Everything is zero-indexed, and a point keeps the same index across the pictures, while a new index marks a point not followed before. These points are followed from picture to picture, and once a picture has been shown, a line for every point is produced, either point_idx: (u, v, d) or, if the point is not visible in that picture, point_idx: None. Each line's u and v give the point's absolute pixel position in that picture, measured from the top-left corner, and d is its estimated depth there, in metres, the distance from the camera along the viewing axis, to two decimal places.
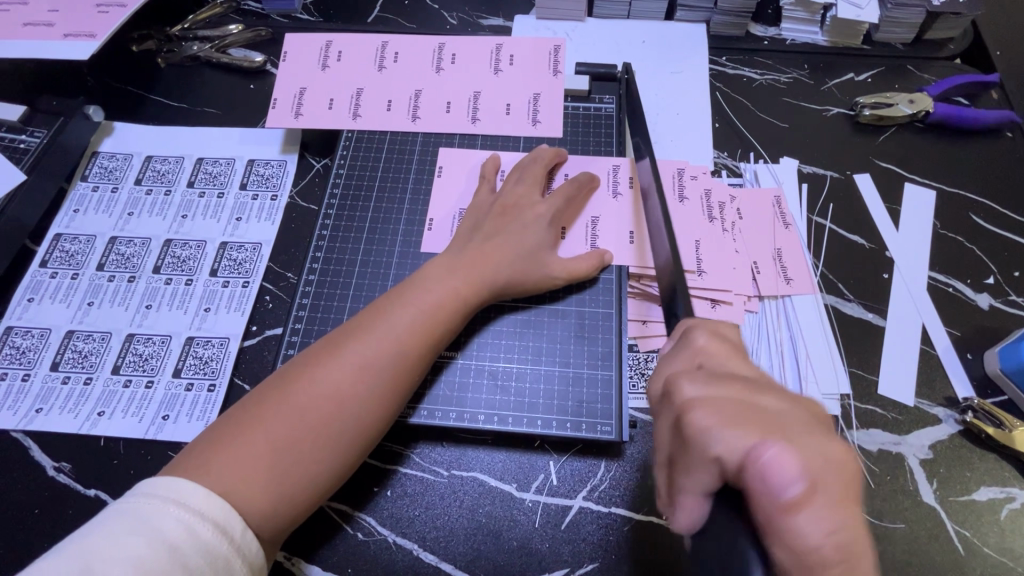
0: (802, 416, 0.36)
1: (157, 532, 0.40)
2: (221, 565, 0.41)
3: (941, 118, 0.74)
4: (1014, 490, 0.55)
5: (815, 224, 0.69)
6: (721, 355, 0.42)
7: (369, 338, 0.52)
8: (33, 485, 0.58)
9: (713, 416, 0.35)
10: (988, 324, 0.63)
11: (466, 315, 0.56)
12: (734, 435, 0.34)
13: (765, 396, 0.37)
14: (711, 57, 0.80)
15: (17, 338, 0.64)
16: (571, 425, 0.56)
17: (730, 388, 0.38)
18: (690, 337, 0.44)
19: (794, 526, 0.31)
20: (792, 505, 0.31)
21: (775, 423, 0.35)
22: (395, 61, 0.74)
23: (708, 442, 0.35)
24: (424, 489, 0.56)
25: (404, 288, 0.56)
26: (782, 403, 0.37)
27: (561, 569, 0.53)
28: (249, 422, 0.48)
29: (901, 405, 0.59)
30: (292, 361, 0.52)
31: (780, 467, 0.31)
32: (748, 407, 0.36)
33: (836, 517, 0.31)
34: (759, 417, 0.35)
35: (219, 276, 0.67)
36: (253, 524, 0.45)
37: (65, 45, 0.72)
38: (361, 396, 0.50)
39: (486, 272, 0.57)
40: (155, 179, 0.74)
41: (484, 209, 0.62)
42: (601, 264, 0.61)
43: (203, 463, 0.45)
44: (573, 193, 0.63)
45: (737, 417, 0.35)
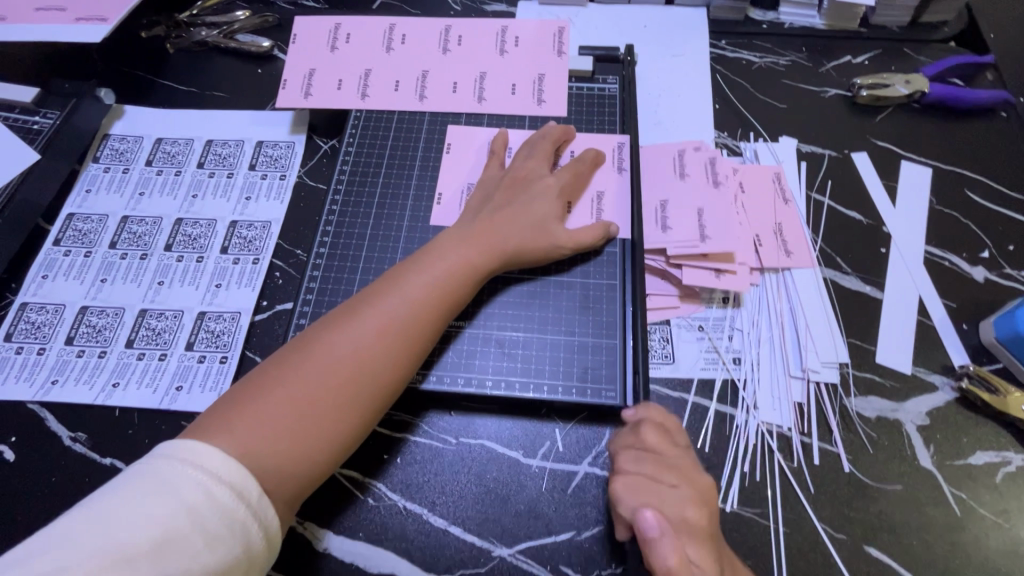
0: (687, 492, 0.48)
1: (176, 495, 0.40)
2: (238, 528, 0.42)
3: (937, 98, 0.75)
4: (1009, 454, 0.56)
5: (814, 200, 0.70)
6: (655, 441, 0.51)
7: (387, 303, 0.53)
8: (50, 454, 0.59)
9: (621, 485, 0.49)
10: (983, 296, 0.64)
11: (477, 282, 0.58)
12: (629, 501, 0.48)
13: (668, 471, 0.50)
14: (711, 41, 0.82)
15: (32, 314, 0.65)
16: (576, 390, 0.57)
17: (643, 462, 0.50)
18: (638, 424, 0.52)
19: (652, 559, 0.44)
20: (649, 543, 0.45)
21: (665, 494, 0.48)
22: (401, 43, 0.75)
23: (618, 502, 0.49)
24: (433, 456, 0.57)
25: (418, 257, 0.57)
26: (678, 478, 0.49)
27: (568, 531, 0.54)
28: (268, 384, 0.49)
29: (899, 374, 0.60)
30: (311, 327, 0.54)
31: (647, 518, 0.45)
32: (653, 481, 0.49)
33: (681, 555, 0.44)
34: (653, 487, 0.49)
35: (230, 253, 0.69)
36: (274, 484, 0.46)
37: (77, 28, 0.73)
38: (379, 360, 0.51)
39: (494, 241, 0.58)
40: (165, 160, 0.75)
41: (493, 184, 0.64)
42: (605, 235, 0.62)
43: (228, 425, 0.47)
44: (581, 170, 0.65)
45: (637, 487, 0.49)
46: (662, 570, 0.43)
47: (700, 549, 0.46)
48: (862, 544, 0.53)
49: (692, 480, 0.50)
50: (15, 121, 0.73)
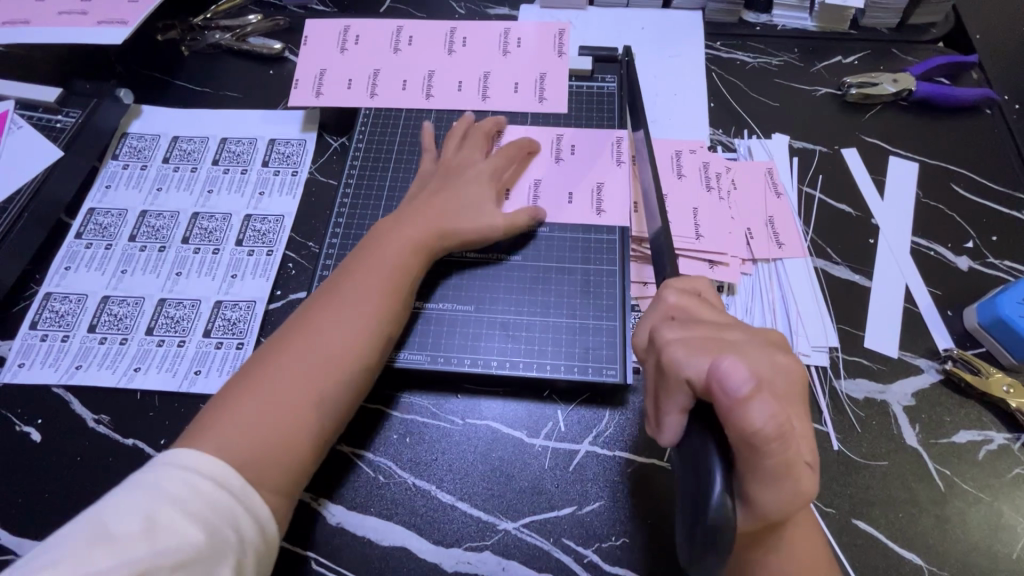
0: (759, 342, 0.42)
1: (156, 488, 0.43)
2: (224, 511, 0.44)
3: (923, 95, 0.78)
4: (992, 432, 0.59)
5: (805, 193, 0.73)
6: (690, 304, 0.47)
7: (341, 296, 0.56)
8: (75, 435, 0.62)
9: (681, 348, 0.41)
10: (967, 284, 0.67)
11: (423, 262, 0.61)
12: (700, 359, 0.40)
13: (727, 330, 0.43)
14: (706, 42, 0.85)
15: (56, 303, 0.68)
16: (578, 370, 0.60)
17: (696, 325, 0.44)
18: (663, 292, 0.49)
19: (747, 418, 0.35)
20: (745, 401, 0.36)
21: (734, 346, 0.41)
22: (409, 44, 0.78)
23: (680, 366, 0.40)
24: (440, 436, 0.60)
25: (369, 250, 0.60)
26: (741, 334, 0.43)
27: (570, 506, 0.56)
28: (240, 387, 0.51)
29: (886, 357, 0.63)
30: (274, 334, 0.56)
31: (734, 372, 0.36)
32: (716, 340, 0.42)
33: (780, 409, 0.36)
34: (714, 343, 0.41)
35: (244, 245, 0.72)
36: (265, 471, 0.48)
37: (98, 31, 0.77)
38: (340, 346, 0.54)
39: (439, 223, 0.61)
40: (182, 157, 0.79)
41: (428, 173, 0.67)
42: (536, 219, 0.65)
43: (204, 431, 0.49)
44: (514, 153, 0.68)
45: (702, 345, 0.41)
46: (762, 429, 0.35)
47: (793, 406, 0.39)
48: (851, 518, 0.55)
49: (755, 335, 0.43)
50: (39, 120, 0.76)
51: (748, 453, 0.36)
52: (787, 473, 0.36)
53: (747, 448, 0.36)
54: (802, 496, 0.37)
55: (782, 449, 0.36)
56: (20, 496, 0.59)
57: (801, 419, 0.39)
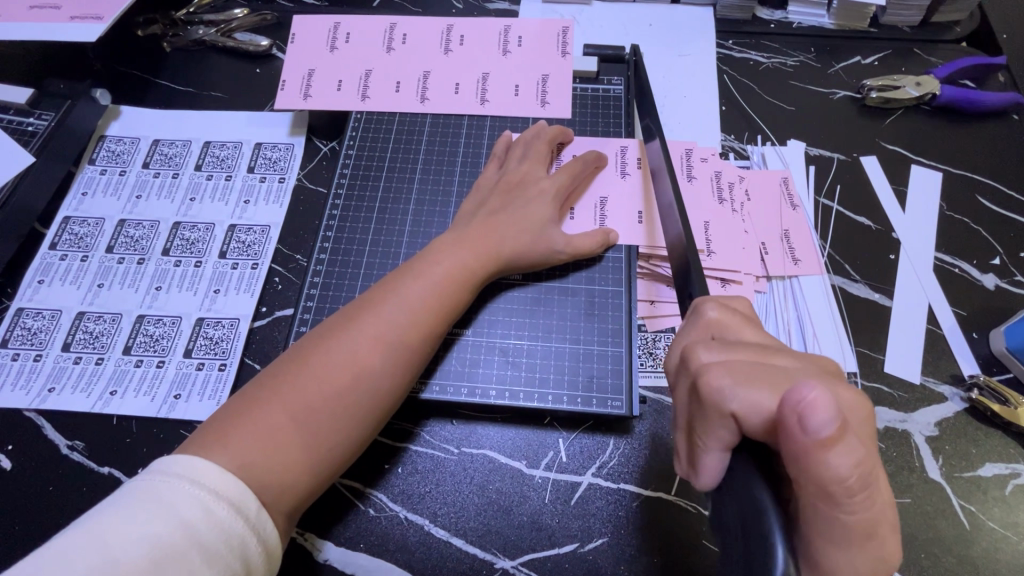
0: (811, 370, 0.38)
1: (172, 509, 0.40)
2: (236, 542, 0.41)
3: (948, 100, 0.74)
4: (1019, 466, 0.56)
5: (822, 206, 0.69)
6: (730, 323, 0.43)
7: (383, 310, 0.53)
8: (46, 463, 0.58)
9: (725, 375, 0.37)
10: (994, 304, 0.63)
11: (473, 288, 0.57)
12: (751, 392, 0.36)
13: (775, 356, 0.40)
14: (718, 41, 0.80)
15: (28, 320, 0.65)
16: (581, 400, 0.57)
17: (739, 350, 0.40)
18: (701, 308, 0.45)
19: (829, 465, 0.31)
20: (827, 443, 0.31)
21: (787, 376, 0.37)
22: (403, 43, 0.73)
23: (724, 398, 0.36)
24: (434, 466, 0.57)
25: (415, 262, 0.56)
26: (792, 361, 0.39)
27: (571, 543, 0.53)
28: (265, 394, 0.48)
29: (907, 384, 0.59)
30: (306, 336, 0.53)
31: (819, 407, 0.31)
32: (763, 369, 0.38)
33: (863, 453, 0.32)
34: (761, 372, 0.38)
35: (228, 258, 0.68)
36: (272, 498, 0.45)
37: (71, 27, 0.72)
38: (377, 367, 0.51)
39: (491, 245, 0.57)
40: (162, 162, 0.74)
41: (489, 188, 0.63)
42: (606, 242, 0.61)
43: (223, 437, 0.46)
44: (578, 169, 0.63)
45: (747, 372, 0.37)
46: (845, 478, 0.31)
47: (870, 449, 0.34)
48: None
49: (806, 362, 0.39)
50: (9, 122, 0.71)
51: (824, 505, 0.32)
52: (868, 535, 0.32)
53: (824, 499, 0.32)
54: (875, 557, 0.33)
55: (866, 500, 0.32)
56: None
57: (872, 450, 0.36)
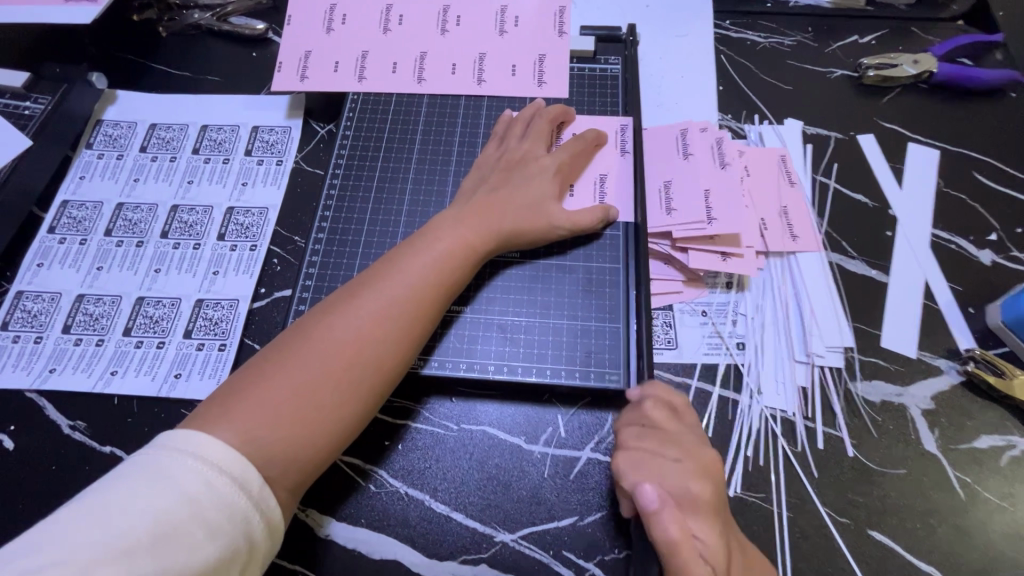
0: (690, 466, 0.48)
1: (176, 485, 0.40)
2: (240, 519, 0.41)
3: (945, 78, 0.74)
4: (1014, 437, 0.56)
5: (819, 183, 0.69)
6: (664, 418, 0.50)
7: (384, 286, 0.53)
8: (49, 443, 0.58)
9: (623, 461, 0.49)
10: (990, 279, 0.64)
11: (474, 264, 0.57)
12: (631, 476, 0.48)
13: (672, 444, 0.49)
14: (715, 21, 0.80)
15: (28, 303, 0.65)
16: (580, 374, 0.57)
17: (646, 437, 0.50)
18: (642, 400, 0.52)
19: (653, 531, 0.44)
20: (648, 516, 0.45)
21: (664, 468, 0.48)
22: (399, 24, 0.73)
23: (619, 478, 0.49)
24: (434, 443, 0.57)
25: (415, 240, 0.57)
26: (680, 452, 0.49)
27: (571, 516, 0.54)
28: (268, 372, 0.49)
29: (904, 358, 0.60)
30: (307, 314, 0.53)
31: (648, 493, 0.45)
32: (657, 456, 0.49)
33: (684, 527, 0.44)
34: (652, 464, 0.48)
35: (227, 240, 0.68)
36: (277, 472, 0.46)
37: (67, 10, 0.72)
38: (378, 342, 0.51)
39: (490, 220, 0.58)
40: (160, 146, 0.74)
41: (491, 167, 0.63)
42: (605, 218, 0.61)
43: (228, 414, 0.46)
44: (580, 149, 0.64)
45: (639, 458, 0.49)
46: (667, 541, 0.44)
47: (704, 526, 0.45)
48: (866, 528, 0.53)
49: (693, 453, 0.49)
50: (5, 106, 0.71)
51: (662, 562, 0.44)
52: None
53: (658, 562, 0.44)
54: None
55: (688, 556, 0.43)
56: None
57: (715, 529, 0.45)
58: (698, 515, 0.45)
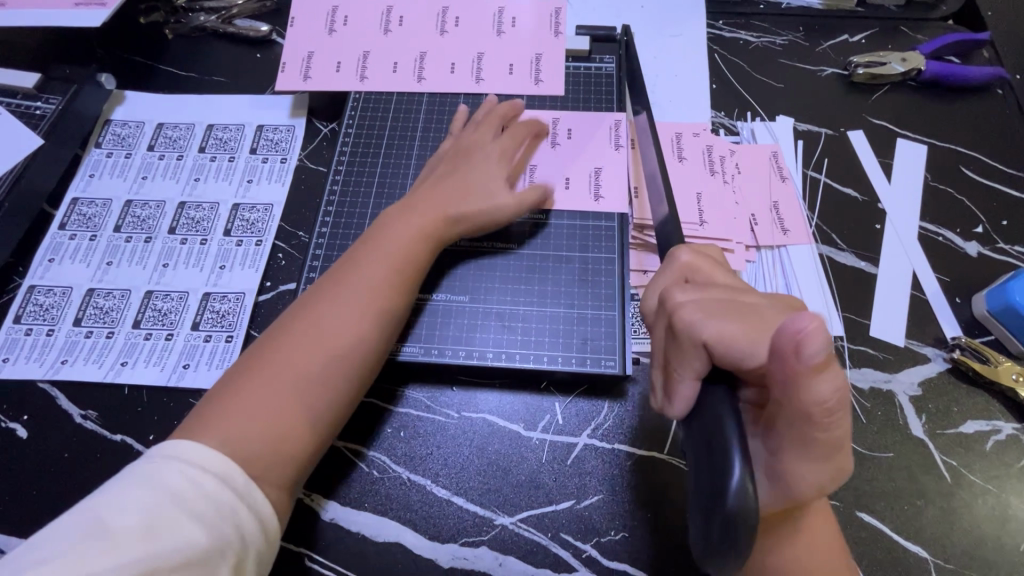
0: (780, 306, 0.40)
1: (160, 484, 0.42)
2: (226, 511, 0.42)
3: (933, 75, 0.75)
4: (1000, 422, 0.58)
5: (810, 178, 0.71)
6: (708, 266, 0.46)
7: (344, 283, 0.55)
8: (62, 432, 0.60)
9: (697, 311, 0.39)
10: (977, 270, 0.65)
11: (435, 252, 0.59)
12: (718, 323, 0.38)
13: (747, 294, 0.41)
14: (708, 21, 0.82)
15: (40, 297, 0.66)
16: (576, 362, 0.58)
17: (711, 290, 0.42)
18: (676, 255, 0.47)
19: (812, 388, 0.32)
20: (817, 370, 0.31)
21: (758, 312, 0.39)
22: (400, 25, 0.75)
23: (695, 328, 0.38)
24: (435, 430, 0.59)
25: (371, 236, 0.59)
26: (761, 297, 0.41)
27: (568, 500, 0.55)
28: (241, 378, 0.50)
29: (893, 347, 0.61)
30: (274, 322, 0.55)
31: (815, 337, 0.31)
32: (736, 304, 0.40)
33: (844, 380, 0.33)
34: (738, 311, 0.39)
35: (233, 236, 0.70)
36: (263, 466, 0.47)
37: (77, 13, 0.74)
38: (345, 331, 0.53)
39: (440, 207, 0.59)
40: (167, 145, 0.76)
41: (440, 155, 0.65)
42: (543, 200, 0.63)
43: (206, 421, 0.47)
44: (521, 135, 0.66)
45: (715, 307, 0.39)
46: (825, 401, 0.32)
47: None
48: (855, 510, 0.54)
49: (775, 299, 0.41)
50: (17, 106, 0.73)
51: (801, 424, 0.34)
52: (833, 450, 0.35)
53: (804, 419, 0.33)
54: (840, 474, 0.36)
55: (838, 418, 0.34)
56: (6, 494, 0.58)
57: None
58: None
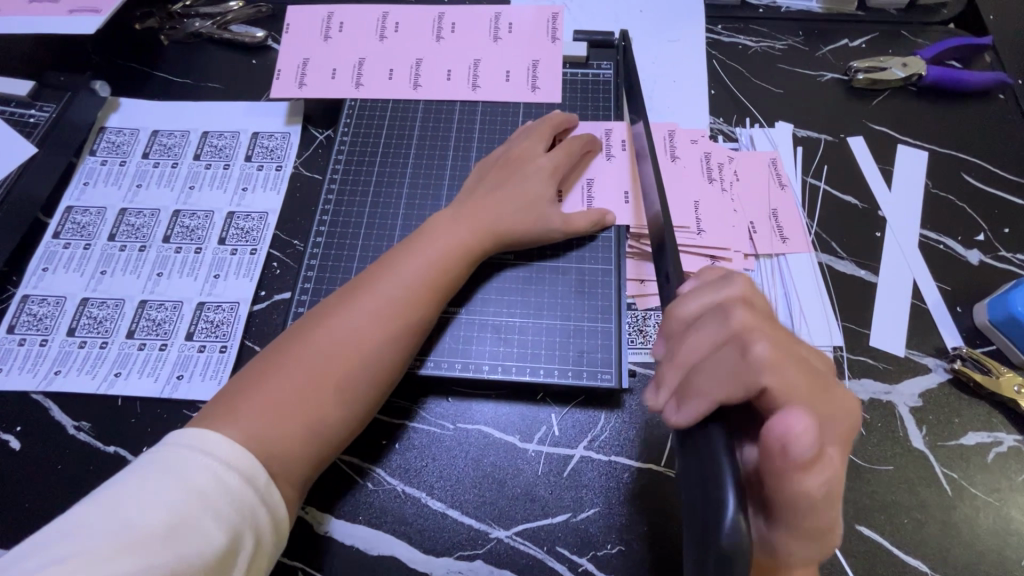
0: (822, 373, 0.40)
1: (186, 479, 0.41)
2: (247, 511, 0.42)
3: (934, 80, 0.75)
4: (1001, 434, 0.57)
5: (809, 185, 0.70)
6: (761, 298, 0.43)
7: (382, 287, 0.54)
8: (54, 444, 0.60)
9: (767, 351, 0.37)
10: (978, 279, 0.64)
11: (473, 262, 0.59)
12: (780, 374, 0.37)
13: (800, 348, 0.41)
14: (707, 26, 0.81)
15: (34, 306, 0.66)
16: (572, 374, 0.58)
17: (776, 328, 0.40)
18: (730, 277, 0.42)
19: (802, 486, 0.33)
20: (805, 466, 0.33)
21: (808, 375, 0.38)
22: (395, 31, 0.75)
23: (762, 372, 0.37)
24: (430, 442, 0.58)
25: (415, 240, 0.58)
26: (811, 358, 0.41)
27: (564, 513, 0.55)
28: (271, 372, 0.50)
29: (893, 356, 0.61)
30: (308, 315, 0.54)
31: (804, 438, 0.32)
32: (791, 356, 0.39)
33: (835, 477, 0.34)
34: (797, 367, 0.38)
35: (227, 244, 0.69)
36: (288, 467, 0.47)
37: (71, 20, 0.73)
38: (379, 341, 0.52)
39: (487, 219, 0.59)
40: (162, 152, 0.76)
41: (490, 163, 0.65)
42: (600, 222, 0.63)
43: (233, 412, 0.47)
44: (575, 149, 0.65)
45: (780, 353, 0.38)
46: (812, 496, 0.33)
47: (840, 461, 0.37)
48: (854, 523, 0.53)
49: (818, 364, 0.41)
50: (11, 114, 0.73)
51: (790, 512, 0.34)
52: (819, 534, 0.36)
53: (792, 509, 0.34)
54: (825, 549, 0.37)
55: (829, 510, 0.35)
56: None
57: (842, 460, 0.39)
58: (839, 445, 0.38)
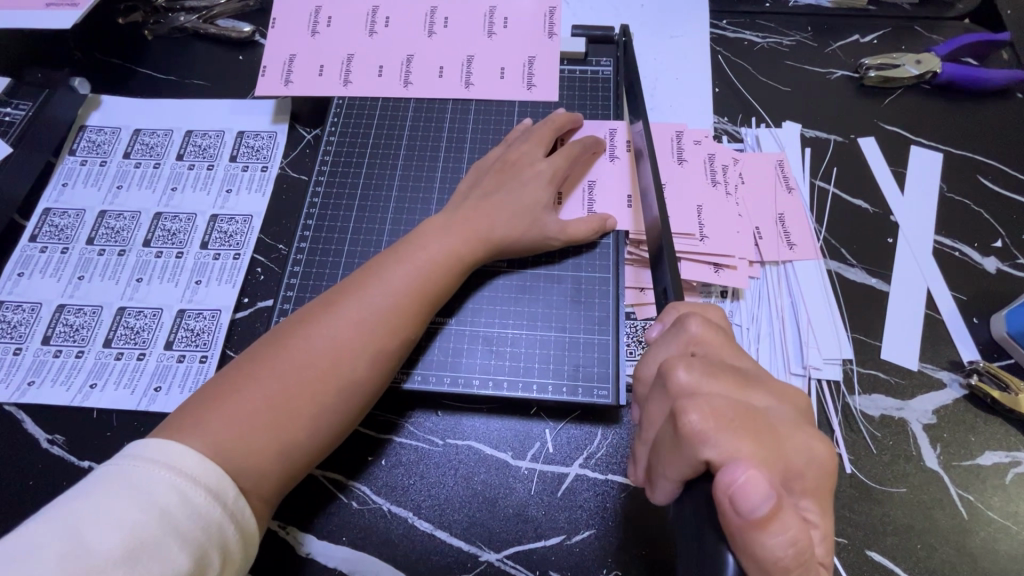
0: (789, 415, 0.37)
1: (146, 496, 0.38)
2: (214, 529, 0.40)
3: (949, 78, 0.71)
4: (1019, 454, 0.54)
5: (818, 188, 0.67)
6: (716, 340, 0.41)
7: (363, 297, 0.51)
8: (26, 458, 0.57)
9: (704, 419, 0.35)
10: (995, 289, 0.61)
11: (463, 271, 0.56)
12: (724, 441, 0.34)
13: (756, 392, 0.38)
14: (711, 21, 0.78)
15: (8, 313, 0.63)
16: (567, 389, 0.55)
17: (721, 377, 0.38)
18: (684, 323, 0.42)
19: (767, 551, 0.31)
20: (763, 523, 0.31)
21: (766, 426, 0.36)
22: (386, 26, 0.72)
23: (699, 445, 0.34)
24: (419, 458, 0.55)
25: (399, 247, 0.55)
26: (770, 400, 0.38)
27: (558, 535, 0.52)
28: (241, 381, 0.47)
29: (905, 370, 0.58)
30: (285, 323, 0.51)
31: (750, 492, 0.31)
32: (744, 409, 0.36)
33: (802, 535, 0.32)
34: (749, 425, 0.35)
35: (210, 248, 0.66)
36: (255, 483, 0.45)
37: (48, 14, 0.70)
38: (358, 354, 0.49)
39: (479, 226, 0.56)
40: (144, 152, 0.73)
41: (485, 167, 0.62)
42: (601, 229, 0.60)
43: (199, 422, 0.44)
44: (575, 153, 0.61)
45: (723, 414, 0.35)
46: (781, 558, 0.31)
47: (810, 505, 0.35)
48: (864, 548, 0.51)
49: (784, 402, 0.38)
50: None
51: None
52: None
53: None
54: None
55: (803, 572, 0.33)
56: None
57: (823, 508, 0.36)
58: (814, 494, 0.36)
